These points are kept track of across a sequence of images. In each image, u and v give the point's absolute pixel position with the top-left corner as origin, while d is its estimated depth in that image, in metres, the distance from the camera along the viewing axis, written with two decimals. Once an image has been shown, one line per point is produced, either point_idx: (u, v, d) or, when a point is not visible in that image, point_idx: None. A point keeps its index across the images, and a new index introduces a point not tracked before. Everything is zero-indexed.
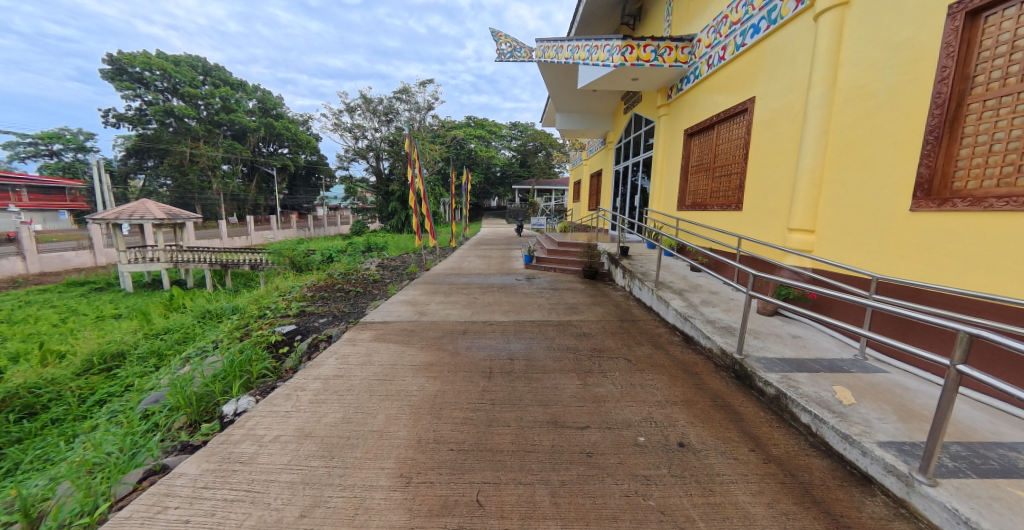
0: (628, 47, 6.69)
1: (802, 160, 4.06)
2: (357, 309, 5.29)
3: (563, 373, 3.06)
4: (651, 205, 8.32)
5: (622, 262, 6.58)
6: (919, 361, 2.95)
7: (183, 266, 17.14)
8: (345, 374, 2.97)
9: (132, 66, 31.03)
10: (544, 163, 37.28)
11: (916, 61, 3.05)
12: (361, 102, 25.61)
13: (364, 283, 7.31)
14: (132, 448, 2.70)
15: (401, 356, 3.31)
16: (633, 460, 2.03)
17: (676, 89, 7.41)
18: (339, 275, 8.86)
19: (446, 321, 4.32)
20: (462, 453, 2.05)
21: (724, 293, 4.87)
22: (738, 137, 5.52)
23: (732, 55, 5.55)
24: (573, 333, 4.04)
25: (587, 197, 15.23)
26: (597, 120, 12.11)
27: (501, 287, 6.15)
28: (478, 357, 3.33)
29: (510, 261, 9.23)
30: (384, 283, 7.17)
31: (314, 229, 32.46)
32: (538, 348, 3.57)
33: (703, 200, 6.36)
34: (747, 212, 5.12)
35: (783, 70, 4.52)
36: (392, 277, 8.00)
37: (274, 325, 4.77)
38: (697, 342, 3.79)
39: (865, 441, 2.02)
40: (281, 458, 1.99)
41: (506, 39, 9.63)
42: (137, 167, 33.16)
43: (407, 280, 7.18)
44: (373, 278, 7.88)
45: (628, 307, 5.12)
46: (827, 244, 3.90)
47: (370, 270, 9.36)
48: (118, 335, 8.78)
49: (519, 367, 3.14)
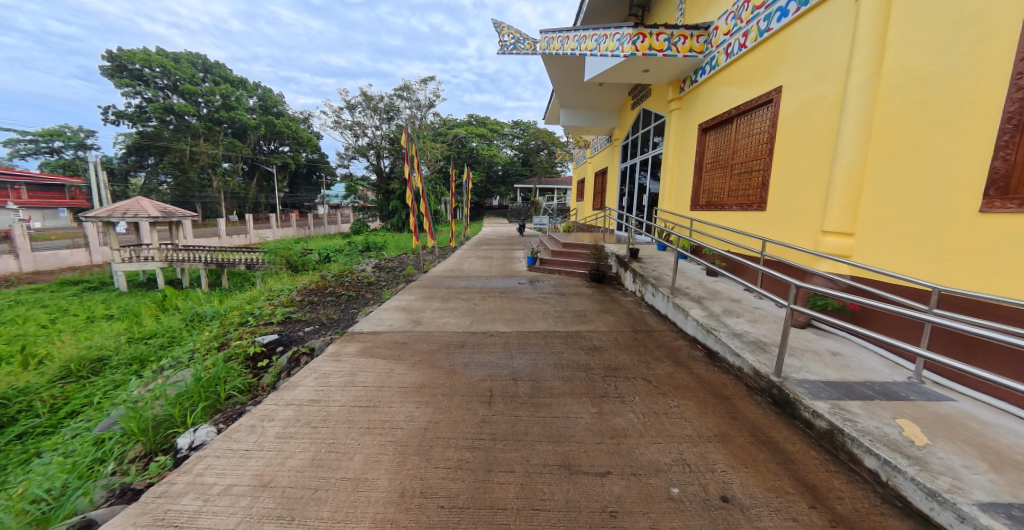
0: (639, 36, 6.29)
1: (840, 155, 3.63)
2: (347, 316, 4.89)
3: (574, 397, 2.66)
4: (661, 204, 7.90)
5: (632, 265, 6.18)
6: (989, 387, 2.54)
7: (178, 265, 16.81)
8: (323, 399, 2.58)
9: (132, 62, 30.73)
10: (545, 162, 37.07)
11: (986, 38, 2.63)
12: (362, 99, 25.26)
13: (358, 286, 6.90)
14: (70, 487, 2.30)
15: (389, 376, 2.92)
16: (669, 523, 1.63)
17: (689, 81, 6.99)
18: (335, 276, 8.46)
19: (442, 332, 3.93)
20: (456, 512, 1.64)
21: (746, 301, 4.48)
22: (760, 130, 5.09)
23: (754, 42, 5.13)
24: (583, 346, 3.63)
25: (591, 196, 14.84)
26: (602, 116, 11.69)
27: (504, 292, 5.74)
28: (477, 377, 2.93)
29: (512, 262, 8.83)
30: (380, 286, 6.78)
31: (315, 228, 32.15)
32: (545, 365, 3.17)
33: (719, 199, 5.94)
34: (770, 212, 4.72)
35: (814, 56, 4.09)
36: (389, 279, 7.61)
37: (255, 335, 4.37)
38: (722, 359, 3.38)
39: (962, 502, 1.61)
40: (228, 520, 1.60)
41: (509, 31, 9.25)
42: (137, 165, 32.92)
43: (404, 283, 6.78)
44: (369, 281, 7.47)
45: (640, 316, 4.71)
46: (867, 248, 3.49)
47: (367, 271, 8.96)
48: (102, 338, 8.39)
49: (524, 390, 2.74)
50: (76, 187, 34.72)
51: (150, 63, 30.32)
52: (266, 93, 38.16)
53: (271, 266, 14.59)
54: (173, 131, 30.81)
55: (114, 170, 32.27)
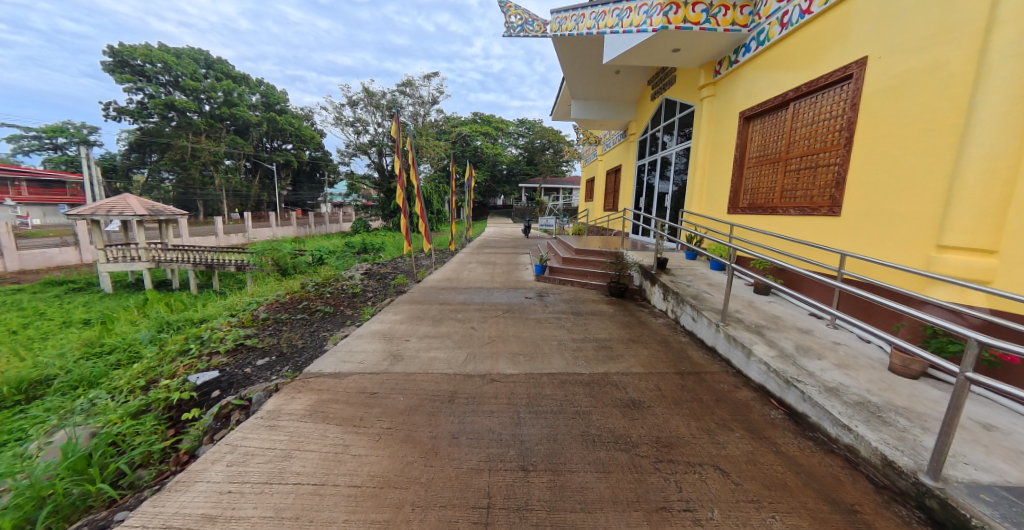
0: (672, 6, 5.31)
1: (975, 141, 2.65)
2: (314, 344, 3.95)
3: (619, 513, 1.70)
4: (689, 206, 6.92)
5: (661, 278, 5.20)
6: None
7: (167, 266, 15.99)
8: (223, 516, 1.63)
9: (133, 58, 30.09)
10: (550, 162, 36.25)
11: None
12: (364, 94, 24.30)
13: (339, 298, 5.95)
14: None
15: (338, 463, 1.97)
16: None
17: (728, 62, 6.01)
18: (316, 284, 7.49)
19: (427, 374, 2.98)
20: None
21: (818, 332, 3.51)
22: (829, 115, 4.09)
23: (823, 6, 4.13)
24: (617, 402, 2.66)
25: (602, 197, 13.86)
26: (617, 109, 10.68)
27: (508, 312, 4.77)
28: (469, 465, 1.97)
29: (517, 269, 7.88)
30: (365, 299, 5.85)
31: (315, 227, 31.41)
32: (568, 442, 2.20)
33: (769, 201, 4.97)
34: (846, 218, 3.76)
35: (917, 15, 3.13)
36: (376, 290, 6.66)
37: (191, 371, 3.41)
38: (816, 427, 2.41)
39: None
40: None
41: (516, 11, 8.29)
42: (139, 162, 32.21)
43: (391, 296, 5.84)
44: (353, 291, 6.53)
45: (681, 348, 3.73)
46: (1017, 271, 2.52)
47: (355, 278, 8.00)
48: (55, 351, 7.45)
49: (540, 497, 1.78)
50: (77, 184, 34.20)
51: (150, 57, 29.44)
52: (269, 89, 37.38)
53: (261, 269, 13.70)
54: (174, 128, 30.08)
55: (114, 167, 31.69)
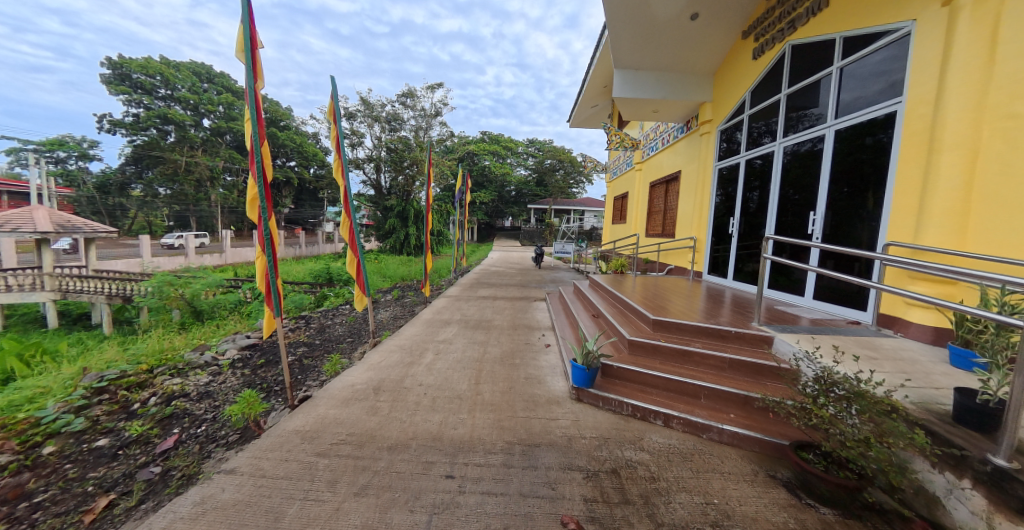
0: None
1: None
2: None
3: None
4: (921, 237, 3.16)
5: None
6: None
7: (75, 298, 12.25)
8: None
9: (131, 71, 26.85)
10: (562, 182, 31.98)
11: None
12: (362, 105, 21.01)
13: (18, 494, 2.07)
14: None
15: None
16: None
17: None
18: (105, 377, 3.53)
19: None
20: None
21: None
22: None
23: None
24: None
25: (642, 218, 10.15)
26: (682, 85, 7.02)
27: None
28: None
29: (525, 354, 4.02)
30: (76, 506, 2.01)
31: (305, 247, 27.94)
32: None
33: None
34: None
35: None
36: (188, 430, 2.79)
37: None
38: None
39: None
40: None
41: None
42: (135, 176, 26.67)
43: (161, 504, 1.98)
44: (122, 438, 2.64)
45: None
46: None
47: (212, 366, 4.02)
48: None
49: None
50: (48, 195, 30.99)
51: (147, 69, 26.42)
52: (270, 104, 34.78)
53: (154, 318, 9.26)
54: (172, 142, 26.66)
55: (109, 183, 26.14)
